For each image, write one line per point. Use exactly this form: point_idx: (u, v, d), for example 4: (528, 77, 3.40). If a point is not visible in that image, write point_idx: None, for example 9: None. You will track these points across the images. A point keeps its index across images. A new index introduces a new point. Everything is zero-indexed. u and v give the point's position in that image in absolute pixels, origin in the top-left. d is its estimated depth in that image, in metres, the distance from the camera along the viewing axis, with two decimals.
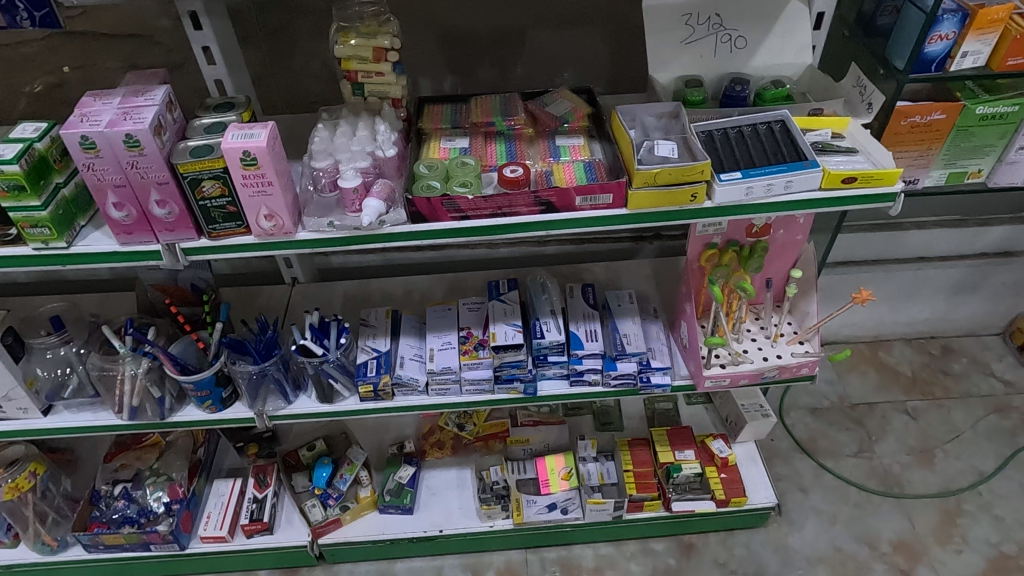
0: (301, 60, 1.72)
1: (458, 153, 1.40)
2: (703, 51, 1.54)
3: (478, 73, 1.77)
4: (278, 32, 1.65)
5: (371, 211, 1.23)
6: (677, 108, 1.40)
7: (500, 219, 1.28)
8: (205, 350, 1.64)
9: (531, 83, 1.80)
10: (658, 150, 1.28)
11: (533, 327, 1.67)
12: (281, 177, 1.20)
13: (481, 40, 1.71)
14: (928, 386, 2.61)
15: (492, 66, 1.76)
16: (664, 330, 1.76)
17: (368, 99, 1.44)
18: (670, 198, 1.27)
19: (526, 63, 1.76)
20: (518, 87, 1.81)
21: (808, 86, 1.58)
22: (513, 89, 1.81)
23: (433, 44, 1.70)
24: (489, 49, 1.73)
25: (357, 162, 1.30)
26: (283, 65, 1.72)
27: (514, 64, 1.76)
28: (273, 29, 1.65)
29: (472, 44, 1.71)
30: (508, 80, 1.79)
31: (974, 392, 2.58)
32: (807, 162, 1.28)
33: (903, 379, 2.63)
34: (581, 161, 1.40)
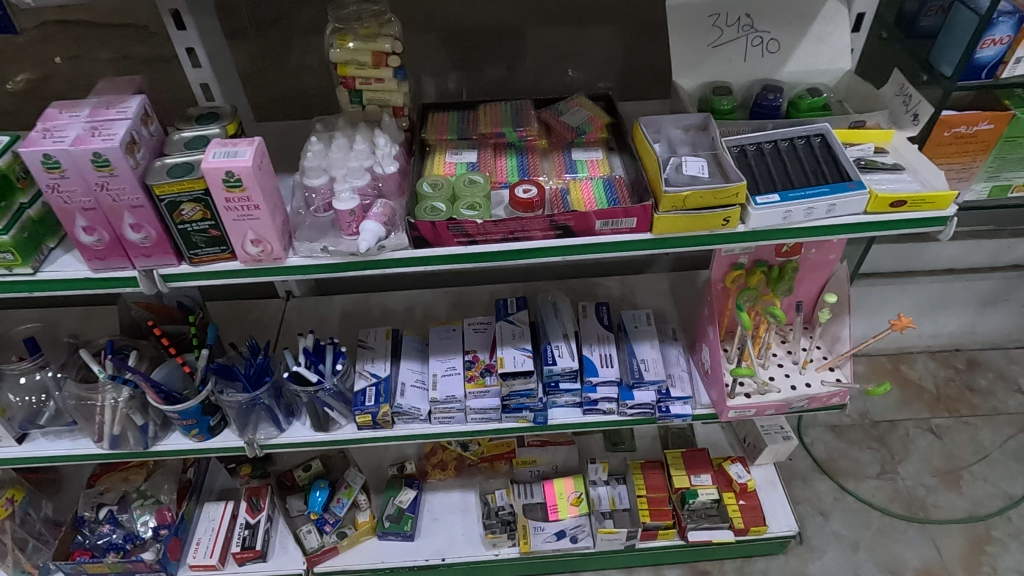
0: (293, 59, 1.59)
1: (465, 168, 1.27)
2: (732, 55, 1.41)
3: (485, 73, 1.64)
4: (270, 29, 1.54)
5: (369, 237, 1.12)
6: (706, 119, 1.27)
7: (512, 244, 1.16)
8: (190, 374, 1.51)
9: (542, 86, 1.67)
10: (687, 168, 1.16)
11: (544, 352, 1.55)
12: (269, 200, 1.08)
13: (489, 36, 1.58)
14: (953, 402, 2.49)
15: (500, 68, 1.64)
16: (684, 354, 1.64)
17: (367, 108, 1.31)
18: (700, 222, 1.15)
19: (537, 65, 1.63)
20: (528, 89, 1.67)
21: (846, 94, 1.45)
22: (523, 91, 1.68)
23: (437, 42, 1.58)
24: (498, 48, 1.60)
25: (355, 181, 1.18)
26: (274, 65, 1.60)
27: (523, 64, 1.63)
28: (265, 26, 1.53)
29: (481, 42, 1.59)
30: (517, 81, 1.66)
31: (1002, 409, 2.46)
32: (853, 183, 1.16)
33: (927, 395, 2.52)
34: (600, 178, 1.27)
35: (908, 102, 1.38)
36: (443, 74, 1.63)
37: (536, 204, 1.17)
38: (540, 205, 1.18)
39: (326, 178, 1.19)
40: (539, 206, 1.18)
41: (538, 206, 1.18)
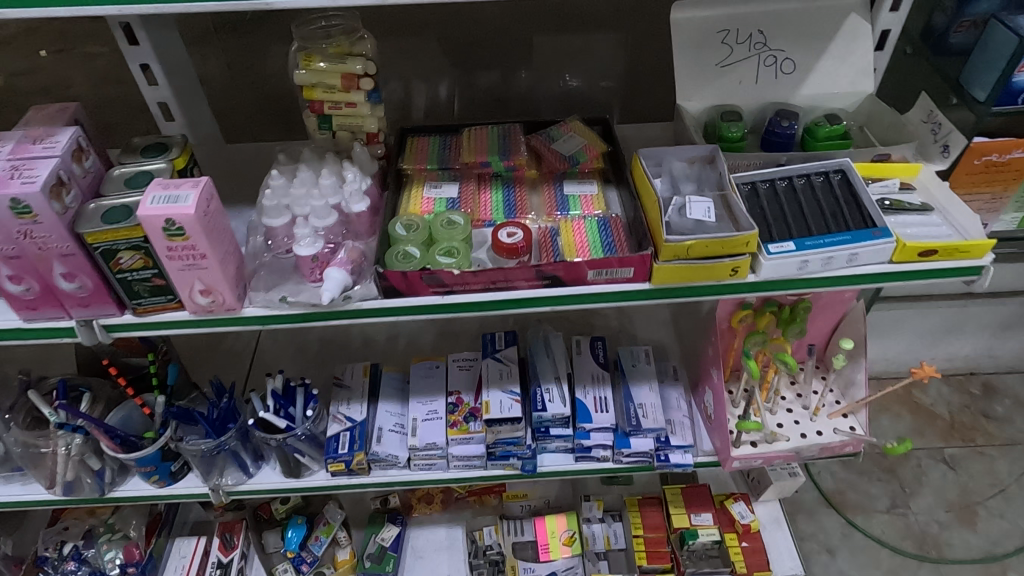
0: (268, 67, 1.45)
1: (444, 204, 1.15)
2: (742, 75, 1.28)
3: (479, 80, 1.50)
4: (238, 39, 1.40)
5: (333, 287, 0.99)
6: (713, 151, 1.14)
7: (494, 294, 1.03)
8: (150, 417, 1.41)
9: (540, 96, 1.54)
10: (691, 212, 1.03)
11: (533, 395, 1.43)
12: (218, 247, 0.96)
13: (482, 39, 1.44)
14: (968, 431, 2.37)
15: (489, 80, 1.50)
16: (685, 397, 1.52)
17: (337, 134, 1.20)
18: (705, 273, 1.02)
19: (531, 80, 1.50)
20: (526, 98, 1.55)
21: (867, 119, 1.31)
22: (520, 99, 1.54)
23: (425, 46, 1.44)
24: (492, 54, 1.46)
25: (320, 221, 1.05)
26: (247, 73, 1.46)
27: (520, 70, 1.49)
28: (232, 36, 1.39)
29: (474, 45, 1.45)
30: (513, 89, 1.53)
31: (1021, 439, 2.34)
32: (877, 231, 1.03)
33: (941, 423, 2.39)
34: (595, 217, 1.15)
35: (936, 130, 1.21)
36: (428, 86, 1.51)
37: (522, 251, 1.05)
38: (525, 251, 1.05)
39: (288, 217, 1.07)
40: (524, 253, 1.05)
41: (523, 252, 1.05)
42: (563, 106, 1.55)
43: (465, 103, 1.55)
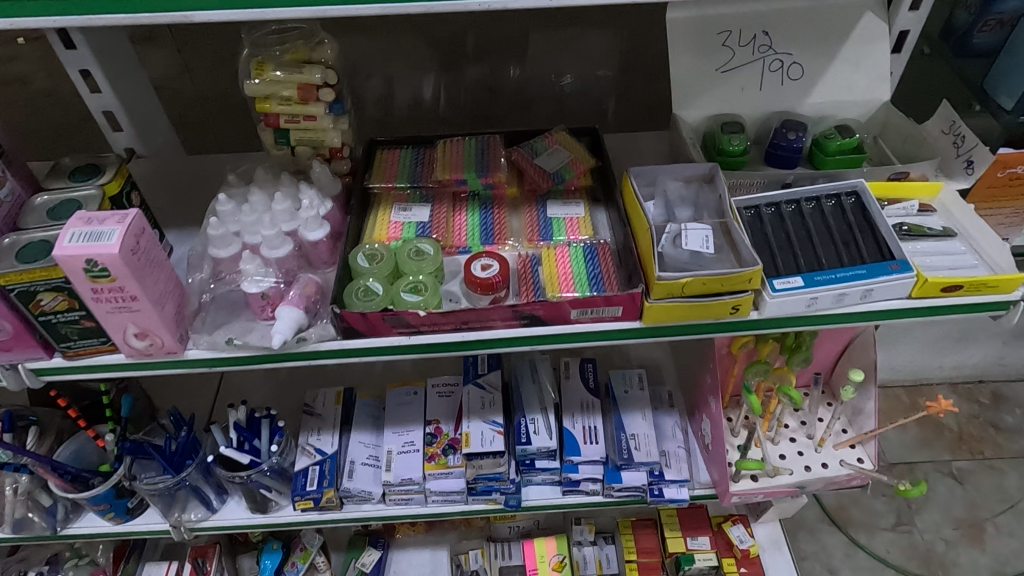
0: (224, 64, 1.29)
1: (414, 229, 1.03)
2: (745, 82, 1.16)
3: (467, 76, 1.33)
4: (195, 44, 1.25)
5: (284, 328, 0.88)
6: (712, 170, 1.03)
7: (465, 335, 0.92)
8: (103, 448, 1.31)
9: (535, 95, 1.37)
10: (687, 242, 0.93)
11: (516, 426, 1.33)
12: (153, 286, 0.85)
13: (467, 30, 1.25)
14: (976, 444, 2.27)
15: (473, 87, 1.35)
16: (681, 425, 1.41)
17: (297, 150, 1.08)
18: (702, 311, 0.91)
19: (517, 85, 1.34)
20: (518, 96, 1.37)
21: (881, 129, 1.20)
22: (511, 99, 1.37)
23: (400, 41, 1.26)
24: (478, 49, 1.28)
25: (272, 252, 0.94)
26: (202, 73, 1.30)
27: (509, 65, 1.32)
28: (187, 40, 1.24)
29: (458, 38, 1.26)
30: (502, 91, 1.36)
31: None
32: (896, 264, 0.92)
33: (948, 435, 2.29)
34: (580, 243, 1.03)
35: (958, 143, 1.07)
36: (408, 89, 1.34)
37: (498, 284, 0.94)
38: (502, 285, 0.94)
39: (237, 248, 0.96)
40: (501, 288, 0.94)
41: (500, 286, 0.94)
42: (555, 111, 1.40)
43: (447, 113, 1.38)
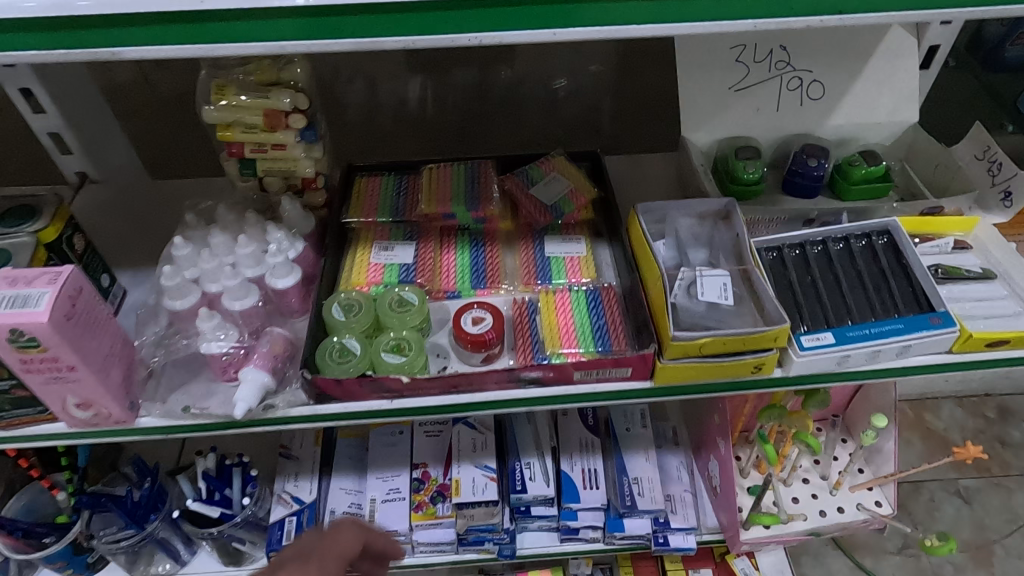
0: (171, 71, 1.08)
1: (396, 272, 0.92)
2: (761, 102, 1.05)
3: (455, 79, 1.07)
4: (160, 68, 1.06)
5: (248, 393, 0.77)
6: (728, 206, 0.92)
7: (455, 399, 0.82)
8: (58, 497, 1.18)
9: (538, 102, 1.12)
10: (702, 292, 0.83)
11: (510, 471, 1.23)
12: (93, 353, 0.73)
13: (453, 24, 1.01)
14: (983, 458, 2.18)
15: (467, 90, 1.09)
16: (687, 466, 1.32)
17: (264, 181, 0.96)
18: (722, 371, 0.81)
19: (516, 86, 1.09)
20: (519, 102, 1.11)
21: (906, 153, 1.10)
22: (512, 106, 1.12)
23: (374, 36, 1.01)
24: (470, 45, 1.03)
25: (234, 304, 0.83)
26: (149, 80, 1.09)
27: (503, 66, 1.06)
28: (153, 63, 1.07)
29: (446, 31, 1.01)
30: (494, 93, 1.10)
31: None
32: (936, 317, 0.82)
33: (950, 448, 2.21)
34: (582, 286, 0.93)
35: (994, 172, 1.00)
36: (394, 92, 1.09)
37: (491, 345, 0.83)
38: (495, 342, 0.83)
39: (197, 296, 0.83)
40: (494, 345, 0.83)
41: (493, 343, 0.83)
42: (576, 129, 1.16)
43: (442, 123, 1.13)
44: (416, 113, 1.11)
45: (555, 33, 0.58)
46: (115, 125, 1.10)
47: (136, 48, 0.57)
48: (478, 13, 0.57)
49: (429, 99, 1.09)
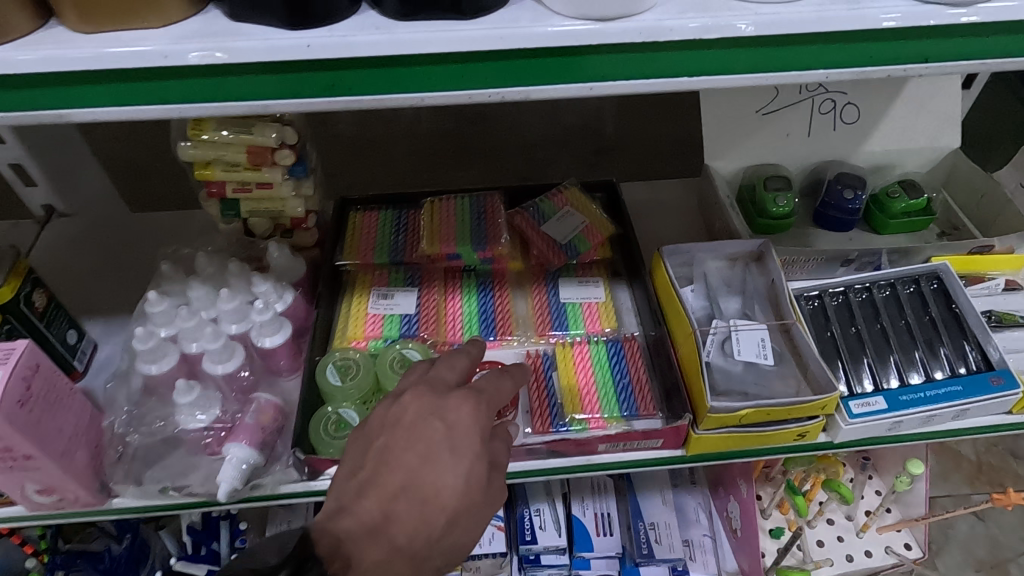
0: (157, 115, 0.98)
1: (398, 323, 0.84)
2: (791, 126, 0.96)
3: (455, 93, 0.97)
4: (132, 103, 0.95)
5: (233, 474, 0.68)
6: (762, 247, 0.83)
7: None
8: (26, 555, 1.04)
9: (542, 121, 1.02)
10: (739, 351, 0.75)
11: (518, 518, 1.16)
12: (54, 438, 0.64)
13: None
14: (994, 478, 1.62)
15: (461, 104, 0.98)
16: (705, 506, 1.23)
17: (249, 221, 0.86)
18: (763, 439, 0.73)
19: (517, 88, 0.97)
20: (525, 121, 1.01)
21: (946, 181, 1.01)
22: (517, 125, 1.02)
23: None
24: None
25: (215, 368, 0.73)
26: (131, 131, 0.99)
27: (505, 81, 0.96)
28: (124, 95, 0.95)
29: None
30: (496, 110, 0.99)
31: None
32: (996, 377, 0.75)
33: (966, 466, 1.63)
34: (602, 337, 0.84)
35: None
36: None
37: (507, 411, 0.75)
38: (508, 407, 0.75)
39: (174, 359, 0.73)
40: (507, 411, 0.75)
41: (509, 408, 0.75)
42: (578, 140, 1.05)
43: (436, 138, 1.03)
44: (404, 125, 1.00)
45: (591, 87, 0.47)
46: (87, 153, 0.98)
47: (60, 111, 0.45)
48: (488, 64, 0.45)
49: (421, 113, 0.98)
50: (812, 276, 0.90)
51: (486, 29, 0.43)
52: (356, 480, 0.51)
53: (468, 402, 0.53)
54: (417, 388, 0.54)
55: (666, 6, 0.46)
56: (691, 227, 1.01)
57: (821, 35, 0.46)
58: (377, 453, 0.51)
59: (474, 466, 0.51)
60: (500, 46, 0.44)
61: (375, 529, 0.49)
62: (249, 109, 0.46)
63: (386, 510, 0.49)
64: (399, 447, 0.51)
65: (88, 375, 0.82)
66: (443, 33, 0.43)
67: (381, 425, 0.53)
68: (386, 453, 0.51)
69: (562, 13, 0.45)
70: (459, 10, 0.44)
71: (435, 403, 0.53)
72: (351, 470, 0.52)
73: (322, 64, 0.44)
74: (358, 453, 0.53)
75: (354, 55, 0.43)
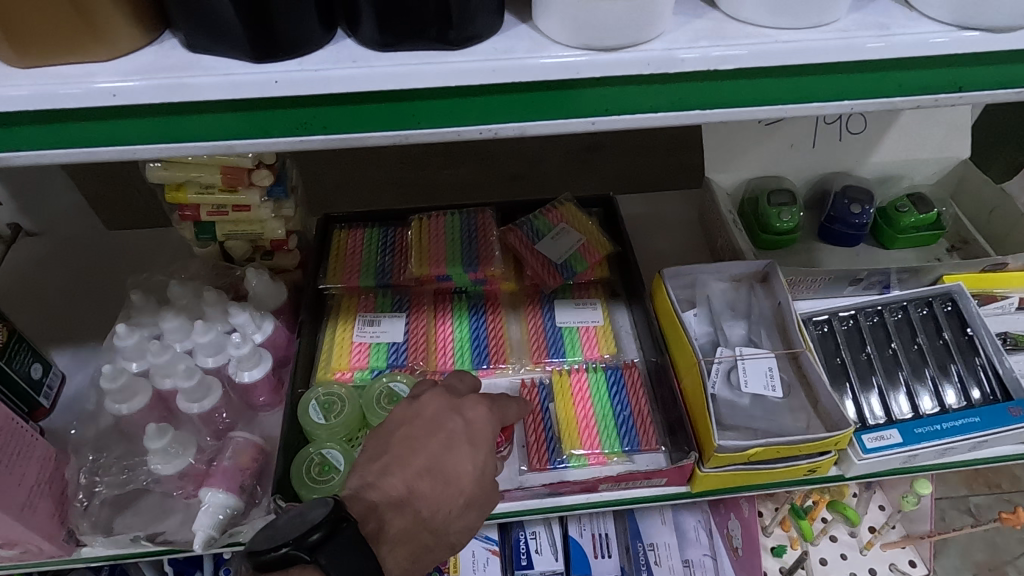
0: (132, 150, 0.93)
1: (386, 352, 0.80)
2: (795, 137, 0.92)
3: None
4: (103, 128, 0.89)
5: (208, 522, 0.64)
6: (767, 268, 0.79)
7: None
8: None
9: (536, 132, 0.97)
10: (746, 383, 0.71)
11: (513, 541, 1.12)
12: (12, 492, 0.59)
13: None
14: (993, 479, 1.55)
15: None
16: (705, 524, 1.18)
17: (226, 244, 0.81)
18: (772, 475, 0.70)
19: None
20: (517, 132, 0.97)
21: (955, 193, 0.98)
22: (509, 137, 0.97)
23: None
24: None
25: (190, 407, 0.68)
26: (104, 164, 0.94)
27: None
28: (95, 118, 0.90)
29: None
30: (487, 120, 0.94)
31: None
32: (1015, 408, 0.71)
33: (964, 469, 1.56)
34: (600, 364, 0.80)
35: None
36: None
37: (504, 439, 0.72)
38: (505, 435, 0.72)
39: (145, 397, 0.68)
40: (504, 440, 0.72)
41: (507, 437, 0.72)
42: (575, 148, 1.00)
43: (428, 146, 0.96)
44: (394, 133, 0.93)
45: (593, 122, 0.43)
46: (56, 170, 0.92)
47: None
48: (475, 99, 0.41)
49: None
50: (818, 296, 0.86)
51: (477, 62, 0.39)
52: (381, 463, 0.57)
53: (485, 403, 0.60)
54: (432, 393, 0.60)
55: (676, 33, 0.42)
56: (691, 241, 0.97)
57: (844, 63, 0.42)
58: (401, 439, 0.58)
59: (486, 462, 0.58)
60: (492, 80, 0.40)
61: (400, 501, 0.55)
62: (213, 150, 0.41)
63: (412, 484, 0.56)
64: (424, 437, 0.57)
65: (54, 412, 0.77)
66: (427, 67, 0.39)
67: (404, 418, 0.59)
68: (408, 441, 0.58)
69: (560, 42, 0.41)
70: (446, 41, 0.39)
71: (455, 400, 0.60)
72: (376, 453, 0.58)
73: (293, 101, 0.39)
74: (379, 443, 0.58)
75: (329, 91, 0.39)
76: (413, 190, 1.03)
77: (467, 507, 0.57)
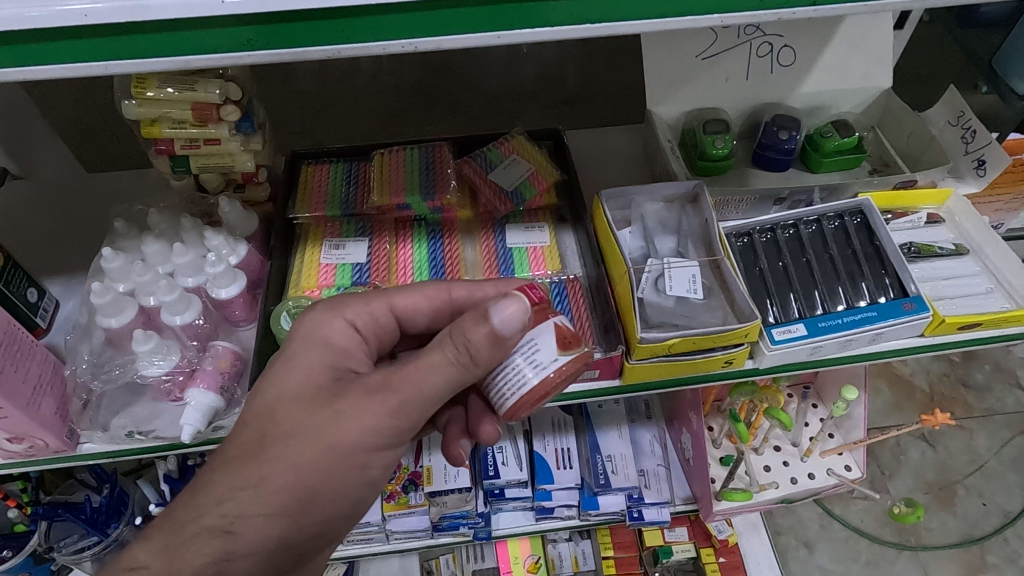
0: (95, 105, 1.02)
1: (350, 273, 0.88)
2: (729, 70, 0.98)
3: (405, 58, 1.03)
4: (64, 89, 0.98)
5: (196, 416, 0.71)
6: (697, 188, 0.87)
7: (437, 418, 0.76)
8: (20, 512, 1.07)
9: (491, 67, 1.08)
10: (671, 287, 0.79)
11: (484, 456, 1.20)
12: (17, 386, 0.67)
13: None
14: (945, 407, 1.65)
15: (419, 63, 1.05)
16: (660, 439, 1.29)
17: (201, 176, 0.87)
18: (693, 368, 0.79)
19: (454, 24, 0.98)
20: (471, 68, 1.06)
21: (879, 120, 1.06)
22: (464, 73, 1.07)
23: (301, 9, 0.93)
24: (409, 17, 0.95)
25: (174, 319, 0.76)
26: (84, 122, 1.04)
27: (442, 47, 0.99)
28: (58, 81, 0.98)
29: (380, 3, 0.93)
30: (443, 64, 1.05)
31: (1004, 413, 1.63)
32: (909, 302, 0.80)
33: (918, 397, 1.66)
34: (546, 279, 0.89)
35: (967, 139, 0.95)
36: None
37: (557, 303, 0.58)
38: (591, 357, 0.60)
39: (133, 312, 0.76)
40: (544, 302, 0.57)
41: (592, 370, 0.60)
42: (532, 89, 1.12)
43: (397, 90, 1.09)
44: (367, 81, 1.07)
45: (499, 36, 0.50)
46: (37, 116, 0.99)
47: None
48: (395, 16, 0.48)
49: (383, 68, 1.05)
50: (746, 215, 0.95)
51: None
52: None
53: (414, 295, 0.67)
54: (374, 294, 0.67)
55: None
56: (633, 171, 1.05)
57: None
58: None
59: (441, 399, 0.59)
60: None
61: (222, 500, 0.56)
62: (175, 64, 0.49)
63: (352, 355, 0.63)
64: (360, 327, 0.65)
65: (51, 331, 0.85)
66: None
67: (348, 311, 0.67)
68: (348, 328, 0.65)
69: None
70: None
71: (389, 292, 0.67)
72: None
73: (249, 19, 0.47)
74: None
75: (269, 10, 0.46)
76: (392, 118, 1.14)
77: (248, 501, 0.56)
